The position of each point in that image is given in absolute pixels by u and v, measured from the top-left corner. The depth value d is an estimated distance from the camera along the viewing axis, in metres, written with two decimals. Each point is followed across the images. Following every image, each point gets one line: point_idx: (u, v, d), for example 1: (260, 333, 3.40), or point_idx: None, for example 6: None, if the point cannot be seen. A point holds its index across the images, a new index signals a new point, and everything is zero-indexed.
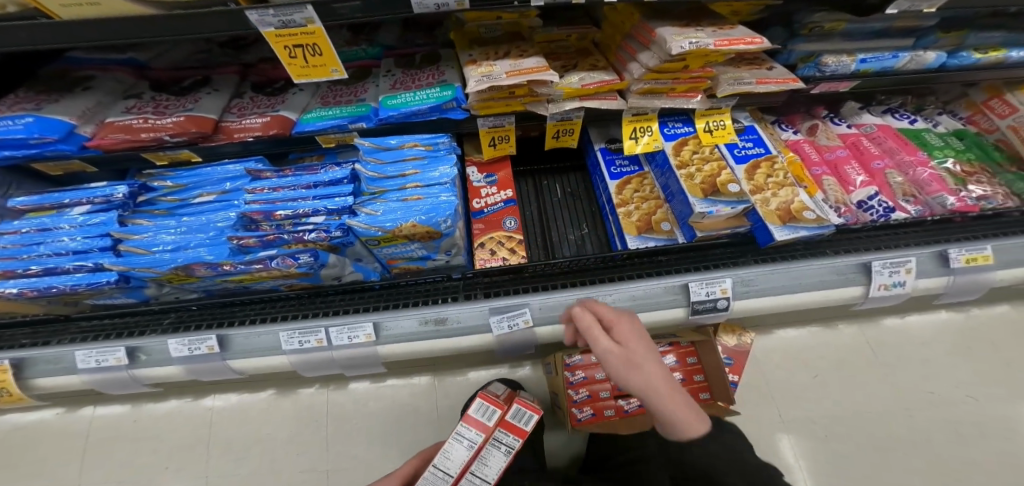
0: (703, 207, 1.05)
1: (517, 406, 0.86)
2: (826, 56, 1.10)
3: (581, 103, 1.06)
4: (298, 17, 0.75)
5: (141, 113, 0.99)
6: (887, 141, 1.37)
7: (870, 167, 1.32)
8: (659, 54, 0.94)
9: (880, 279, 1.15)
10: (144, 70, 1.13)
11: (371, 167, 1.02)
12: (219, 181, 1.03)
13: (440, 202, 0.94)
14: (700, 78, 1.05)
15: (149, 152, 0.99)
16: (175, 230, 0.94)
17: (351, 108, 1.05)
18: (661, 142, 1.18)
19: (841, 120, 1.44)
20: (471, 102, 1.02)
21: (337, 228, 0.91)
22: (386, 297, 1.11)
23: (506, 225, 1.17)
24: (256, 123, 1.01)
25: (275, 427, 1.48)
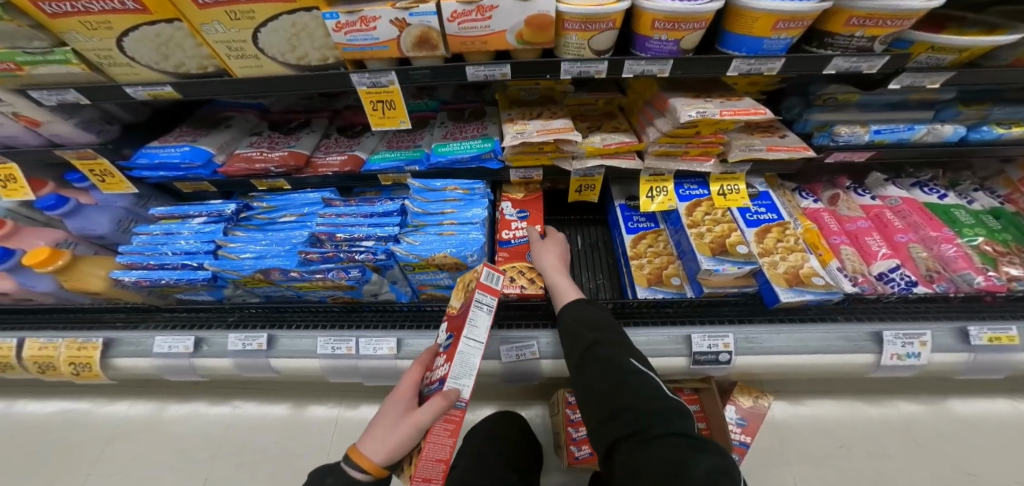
0: (711, 264, 1.13)
1: (489, 268, 0.92)
2: (839, 126, 1.13)
3: (602, 160, 1.18)
4: (384, 80, 0.96)
5: (259, 147, 1.22)
6: (912, 215, 1.36)
7: (894, 240, 1.31)
8: (672, 123, 1.06)
9: (892, 349, 1.17)
10: (267, 113, 1.39)
11: (416, 203, 1.18)
12: (301, 205, 1.21)
13: (472, 239, 1.09)
14: (713, 144, 1.15)
15: (257, 178, 1.22)
16: (262, 242, 1.12)
17: (407, 152, 1.23)
18: (675, 202, 1.27)
19: (865, 192, 1.44)
20: (506, 154, 1.17)
21: (381, 252, 1.07)
22: (412, 319, 1.24)
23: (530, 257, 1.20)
24: (338, 159, 1.22)
25: (284, 439, 1.60)
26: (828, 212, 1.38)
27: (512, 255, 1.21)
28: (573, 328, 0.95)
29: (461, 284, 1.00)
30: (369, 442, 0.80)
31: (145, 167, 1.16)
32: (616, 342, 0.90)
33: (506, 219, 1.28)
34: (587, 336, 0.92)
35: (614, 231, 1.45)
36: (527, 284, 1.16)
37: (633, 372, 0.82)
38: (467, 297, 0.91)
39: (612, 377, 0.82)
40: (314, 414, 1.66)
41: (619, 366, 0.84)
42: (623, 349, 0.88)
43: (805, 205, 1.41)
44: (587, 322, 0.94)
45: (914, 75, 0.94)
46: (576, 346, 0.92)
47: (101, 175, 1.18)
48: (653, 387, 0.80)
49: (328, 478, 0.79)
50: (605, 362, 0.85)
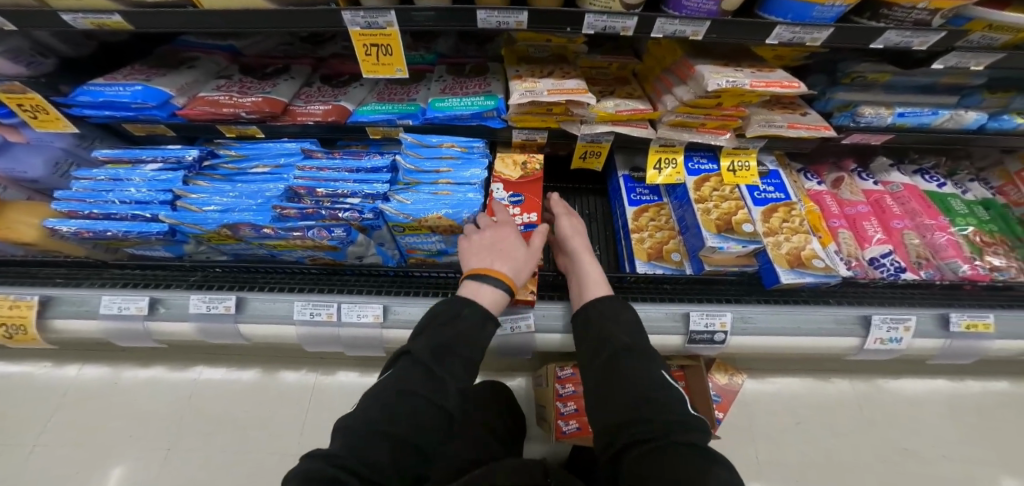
0: (716, 242, 1.10)
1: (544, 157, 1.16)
2: (863, 107, 1.12)
3: (613, 127, 1.11)
4: (382, 20, 0.82)
5: (228, 91, 1.06)
6: (911, 201, 1.38)
7: (889, 226, 1.34)
8: (696, 91, 0.99)
9: (878, 334, 1.19)
10: (239, 57, 1.20)
11: (407, 160, 1.07)
12: (276, 155, 1.08)
13: (468, 201, 1.00)
14: (731, 117, 1.09)
15: (225, 125, 1.06)
16: (229, 194, 0.99)
17: (401, 106, 1.10)
18: (684, 176, 1.22)
19: (869, 176, 1.45)
20: (510, 113, 1.07)
21: (366, 210, 0.96)
22: (400, 284, 1.16)
23: None
24: (319, 110, 1.07)
25: (254, 406, 1.52)
26: (831, 195, 1.39)
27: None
28: (602, 330, 0.91)
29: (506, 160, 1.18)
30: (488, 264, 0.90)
31: (86, 106, 0.98)
32: (643, 352, 0.87)
33: (498, 201, 1.10)
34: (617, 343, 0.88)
35: (615, 202, 1.39)
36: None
37: (658, 386, 0.81)
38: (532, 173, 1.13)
39: (635, 387, 0.80)
40: (286, 380, 1.57)
41: (644, 379, 0.81)
42: (649, 363, 0.86)
43: (810, 187, 1.41)
44: (617, 328, 0.91)
45: (962, 54, 0.91)
46: (601, 350, 0.88)
47: (34, 111, 0.98)
48: (676, 403, 0.79)
49: (464, 310, 0.83)
50: (630, 373, 0.82)
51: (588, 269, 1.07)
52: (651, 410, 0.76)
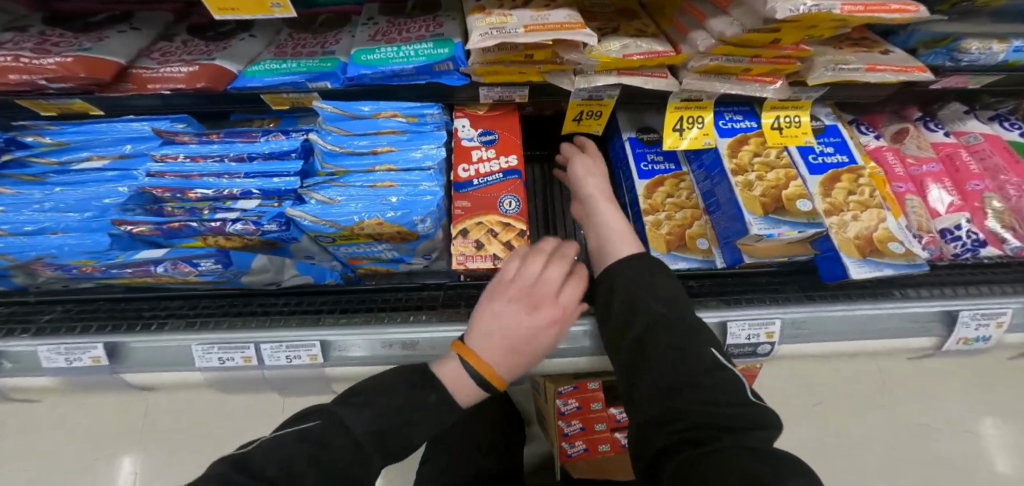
0: (763, 228, 0.82)
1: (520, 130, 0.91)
2: (967, 39, 0.82)
3: (620, 79, 0.79)
4: None
5: (17, 48, 0.71)
6: (994, 156, 1.09)
7: (965, 189, 1.05)
8: (743, 22, 0.66)
9: (963, 333, 0.92)
10: (53, 4, 0.87)
11: (332, 139, 0.76)
12: (114, 141, 0.81)
13: (420, 194, 0.70)
14: (788, 60, 0.79)
15: (29, 98, 0.74)
16: (38, 208, 0.73)
17: (311, 62, 0.77)
18: (714, 138, 0.90)
19: (937, 126, 1.15)
20: (472, 65, 0.75)
21: (269, 218, 0.67)
22: (341, 301, 0.85)
23: (503, 205, 0.79)
24: (181, 72, 0.74)
25: (228, 414, 1.38)
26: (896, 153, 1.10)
27: (474, 204, 0.79)
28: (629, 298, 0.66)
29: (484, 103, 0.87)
30: (480, 340, 0.64)
31: None
32: (686, 325, 0.63)
33: (468, 147, 0.84)
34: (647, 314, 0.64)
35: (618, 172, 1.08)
36: (500, 251, 0.76)
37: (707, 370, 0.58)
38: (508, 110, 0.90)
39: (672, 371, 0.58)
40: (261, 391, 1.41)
41: (687, 362, 0.58)
42: (697, 338, 0.61)
43: (871, 143, 1.11)
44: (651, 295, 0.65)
45: None
46: (627, 324, 0.65)
47: None
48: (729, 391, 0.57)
49: (430, 397, 0.62)
50: (667, 355, 0.60)
51: (606, 218, 0.79)
52: (692, 404, 0.55)
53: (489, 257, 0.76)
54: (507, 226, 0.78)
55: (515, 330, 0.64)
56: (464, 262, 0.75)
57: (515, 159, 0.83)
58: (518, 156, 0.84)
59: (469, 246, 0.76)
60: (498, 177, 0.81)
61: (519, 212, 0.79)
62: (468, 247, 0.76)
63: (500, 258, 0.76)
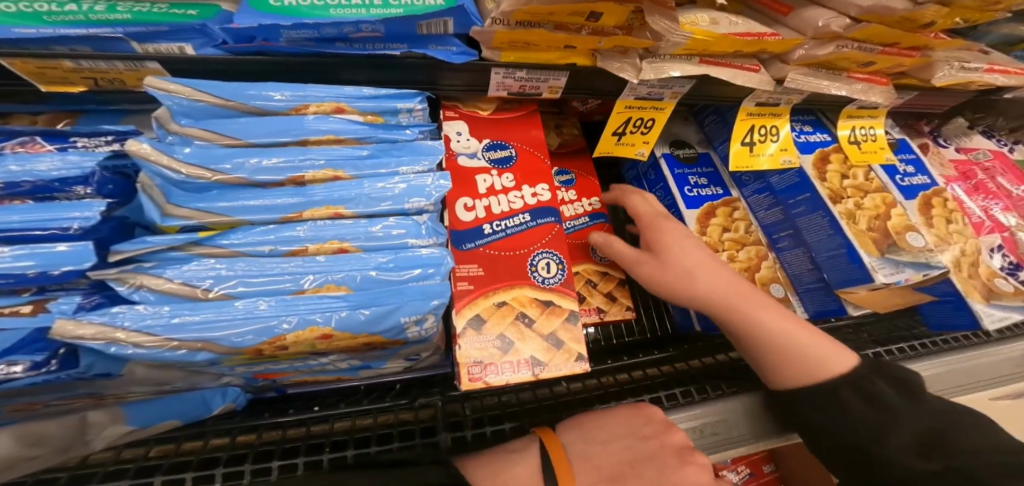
0: (888, 274, 0.59)
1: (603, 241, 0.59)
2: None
3: (705, 69, 0.52)
4: None
5: None
6: (1004, 175, 0.97)
7: (993, 211, 0.92)
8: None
9: None
10: None
11: (191, 153, 0.34)
12: None
13: (403, 267, 0.34)
14: (908, 52, 0.58)
15: None
16: None
17: (148, 5, 0.36)
18: (796, 155, 0.67)
19: (945, 142, 1.02)
20: (494, 27, 0.43)
21: (6, 356, 0.25)
22: (246, 437, 0.44)
23: (543, 270, 0.46)
24: None
25: None
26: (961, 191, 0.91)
27: (493, 268, 0.44)
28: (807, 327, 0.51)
29: (494, 91, 0.52)
30: (584, 449, 0.44)
31: None
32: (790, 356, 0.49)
33: (469, 169, 0.49)
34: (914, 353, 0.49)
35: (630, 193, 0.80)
36: (542, 352, 0.43)
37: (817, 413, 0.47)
38: (525, 110, 0.56)
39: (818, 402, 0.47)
40: None
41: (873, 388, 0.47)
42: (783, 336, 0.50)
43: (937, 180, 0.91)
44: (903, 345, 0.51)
45: None
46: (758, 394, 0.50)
47: None
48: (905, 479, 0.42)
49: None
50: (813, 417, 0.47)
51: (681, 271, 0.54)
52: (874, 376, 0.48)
53: (526, 362, 0.43)
54: (550, 306, 0.45)
55: (639, 454, 0.44)
56: (480, 375, 0.41)
57: (547, 189, 0.50)
58: (550, 183, 0.50)
59: (489, 346, 0.42)
60: (524, 218, 0.48)
61: (567, 281, 0.46)
62: (487, 348, 0.42)
63: (543, 363, 0.43)
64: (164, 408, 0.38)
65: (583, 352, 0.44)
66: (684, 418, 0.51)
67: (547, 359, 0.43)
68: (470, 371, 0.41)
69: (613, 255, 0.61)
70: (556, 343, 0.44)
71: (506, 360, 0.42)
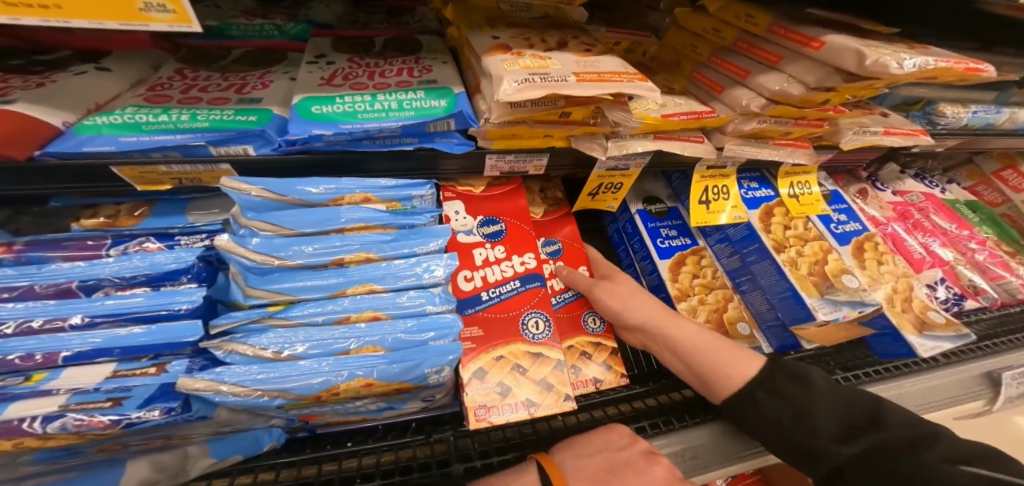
0: (827, 313, 0.70)
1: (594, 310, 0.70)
2: (940, 104, 0.81)
3: (658, 144, 0.62)
4: None
5: None
6: (936, 214, 1.10)
7: (929, 246, 1.04)
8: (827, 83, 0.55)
9: (1008, 393, 0.91)
10: None
11: (260, 243, 0.46)
12: None
13: (424, 330, 0.46)
14: (817, 122, 0.68)
15: None
16: None
17: (220, 113, 0.48)
18: (744, 211, 0.79)
19: (883, 184, 1.14)
20: (486, 125, 0.54)
21: (150, 403, 0.36)
22: (289, 473, 0.54)
23: (529, 325, 0.58)
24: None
25: None
26: (900, 229, 1.03)
27: (489, 328, 0.57)
28: (769, 381, 0.60)
29: (489, 170, 0.62)
30: (575, 467, 0.54)
31: None
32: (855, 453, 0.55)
33: (468, 243, 0.62)
34: (811, 383, 0.59)
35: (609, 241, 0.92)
36: (535, 394, 0.55)
37: (889, 459, 0.53)
38: (510, 185, 0.68)
39: (841, 461, 0.54)
40: None
41: (873, 430, 0.55)
42: (829, 400, 0.58)
43: (877, 220, 1.03)
44: (791, 369, 0.61)
45: None
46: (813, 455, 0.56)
47: None
48: (962, 478, 0.50)
49: None
50: (904, 475, 0.52)
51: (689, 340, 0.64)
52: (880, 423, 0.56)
53: (523, 403, 0.54)
54: (540, 356, 0.57)
55: (622, 472, 0.53)
56: (485, 416, 0.52)
57: (533, 258, 0.63)
58: (534, 250, 0.63)
59: (491, 391, 0.53)
60: (515, 284, 0.60)
61: (552, 336, 0.58)
62: (489, 392, 0.53)
63: (536, 403, 0.54)
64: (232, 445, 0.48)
65: (569, 393, 0.55)
66: (665, 444, 0.62)
67: (540, 399, 0.54)
68: (477, 413, 0.52)
69: (605, 325, 0.70)
70: (547, 386, 0.55)
71: (506, 402, 0.53)
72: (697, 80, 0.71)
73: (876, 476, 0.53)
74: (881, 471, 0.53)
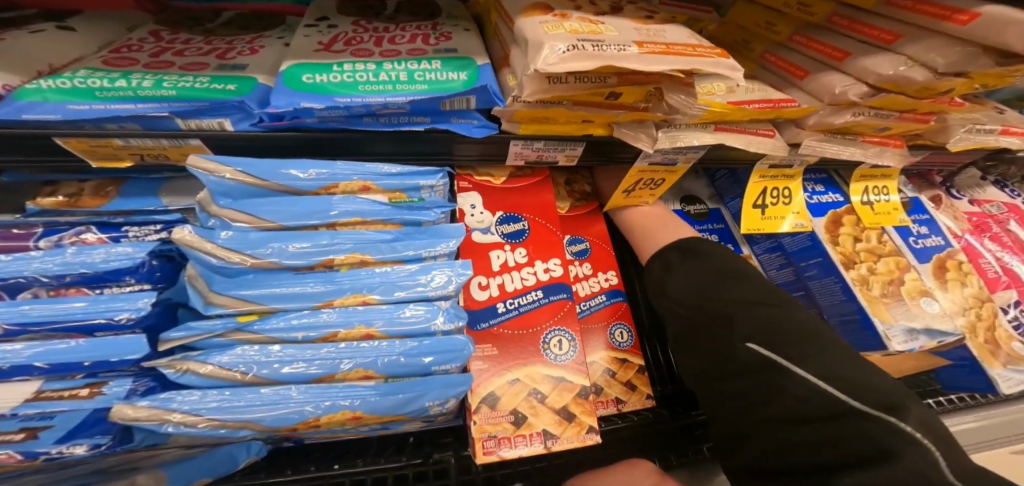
0: (905, 343, 0.59)
1: (621, 324, 0.60)
2: None
3: (720, 137, 0.52)
4: None
5: None
6: (1018, 229, 0.97)
7: (1010, 265, 0.91)
8: (967, 66, 0.44)
9: None
10: None
11: (230, 237, 0.38)
12: None
13: (424, 353, 0.38)
14: (924, 116, 0.57)
15: None
16: None
17: (192, 80, 0.39)
18: (808, 218, 0.67)
19: (957, 192, 1.00)
20: (514, 105, 0.44)
21: (71, 439, 0.29)
22: None
23: (551, 346, 0.49)
24: None
25: None
26: (977, 244, 0.90)
27: (504, 347, 0.48)
28: (679, 263, 0.52)
29: (513, 159, 0.53)
30: None
31: None
32: (729, 314, 0.45)
33: (484, 244, 0.53)
34: (704, 255, 0.52)
35: None
36: (554, 426, 0.46)
37: (768, 374, 0.40)
38: (535, 175, 0.59)
39: (678, 323, 0.48)
40: None
41: (739, 301, 0.46)
42: (745, 295, 0.46)
43: (950, 232, 0.91)
44: (704, 254, 0.53)
45: None
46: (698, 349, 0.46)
47: None
48: (815, 397, 0.37)
49: None
50: (760, 396, 0.40)
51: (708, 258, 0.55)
52: (772, 328, 0.43)
53: (539, 435, 0.45)
54: (562, 382, 0.48)
55: None
56: (494, 448, 0.44)
57: (559, 265, 0.53)
58: (558, 254, 0.54)
59: (503, 421, 0.45)
60: (536, 295, 0.51)
61: (578, 357, 0.49)
62: (501, 423, 0.45)
63: (555, 436, 0.46)
64: (196, 467, 0.41)
65: (594, 426, 0.46)
66: None
67: (559, 432, 0.46)
68: (485, 445, 0.44)
69: (634, 340, 0.60)
70: (568, 416, 0.46)
71: (520, 434, 0.45)
72: (772, 64, 0.60)
73: (743, 388, 0.41)
74: (753, 381, 0.41)
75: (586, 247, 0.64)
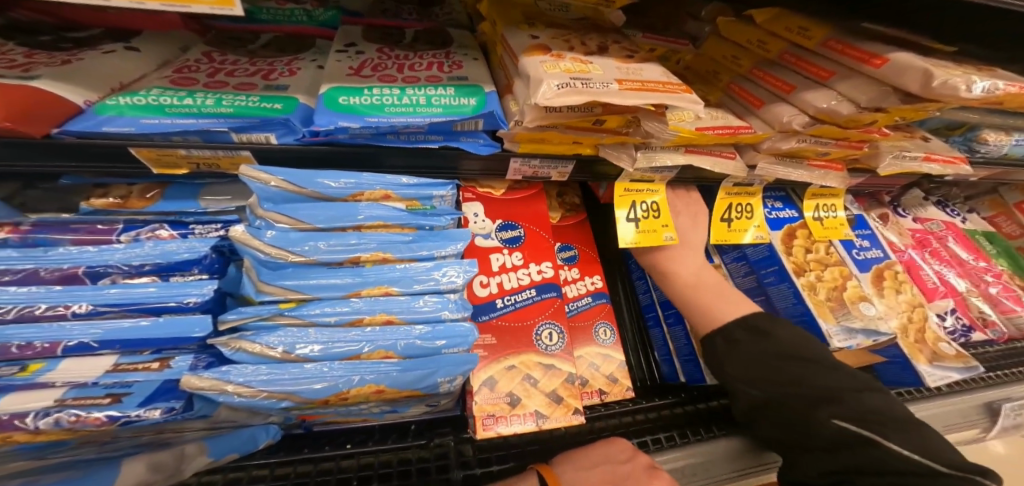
0: (843, 340, 0.69)
1: (604, 322, 0.69)
2: (984, 130, 0.79)
3: (689, 159, 0.61)
4: None
5: None
6: (954, 244, 1.10)
7: (946, 275, 1.03)
8: (882, 103, 0.54)
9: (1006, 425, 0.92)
10: None
11: (274, 236, 0.44)
12: None
13: (437, 337, 0.45)
14: (858, 144, 0.67)
15: None
16: None
17: (245, 99, 0.46)
18: (766, 231, 0.78)
19: (903, 210, 1.13)
20: (517, 128, 0.52)
21: (151, 401, 0.36)
22: (286, 470, 0.53)
23: (542, 337, 0.57)
24: None
25: None
26: (918, 257, 1.02)
27: (502, 337, 0.56)
28: (745, 344, 0.58)
29: (512, 174, 0.61)
30: (576, 477, 0.54)
31: None
32: (820, 395, 0.53)
33: (485, 248, 0.60)
34: (771, 336, 0.57)
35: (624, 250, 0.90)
36: (545, 406, 0.53)
37: (857, 453, 0.50)
38: (531, 189, 0.67)
39: (755, 401, 0.56)
40: None
41: (805, 383, 0.53)
42: (820, 375, 0.54)
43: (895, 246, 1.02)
44: (758, 323, 0.59)
45: None
46: (800, 429, 0.53)
47: None
48: (904, 467, 0.48)
49: None
50: (860, 464, 0.50)
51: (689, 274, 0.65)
52: (849, 408, 0.51)
53: (531, 414, 0.53)
54: (552, 368, 0.56)
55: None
56: (492, 425, 0.51)
57: (550, 267, 0.62)
58: (549, 258, 0.62)
59: (501, 401, 0.52)
60: (531, 294, 0.59)
61: (566, 347, 0.57)
62: (499, 403, 0.52)
63: (545, 416, 0.53)
64: (222, 445, 0.46)
65: (580, 407, 0.54)
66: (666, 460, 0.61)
67: (548, 412, 0.53)
68: (485, 422, 0.51)
69: (616, 337, 0.68)
70: (556, 398, 0.54)
71: (515, 413, 0.52)
72: (734, 94, 0.70)
73: (833, 456, 0.51)
74: (850, 456, 0.50)
75: (575, 253, 0.72)
